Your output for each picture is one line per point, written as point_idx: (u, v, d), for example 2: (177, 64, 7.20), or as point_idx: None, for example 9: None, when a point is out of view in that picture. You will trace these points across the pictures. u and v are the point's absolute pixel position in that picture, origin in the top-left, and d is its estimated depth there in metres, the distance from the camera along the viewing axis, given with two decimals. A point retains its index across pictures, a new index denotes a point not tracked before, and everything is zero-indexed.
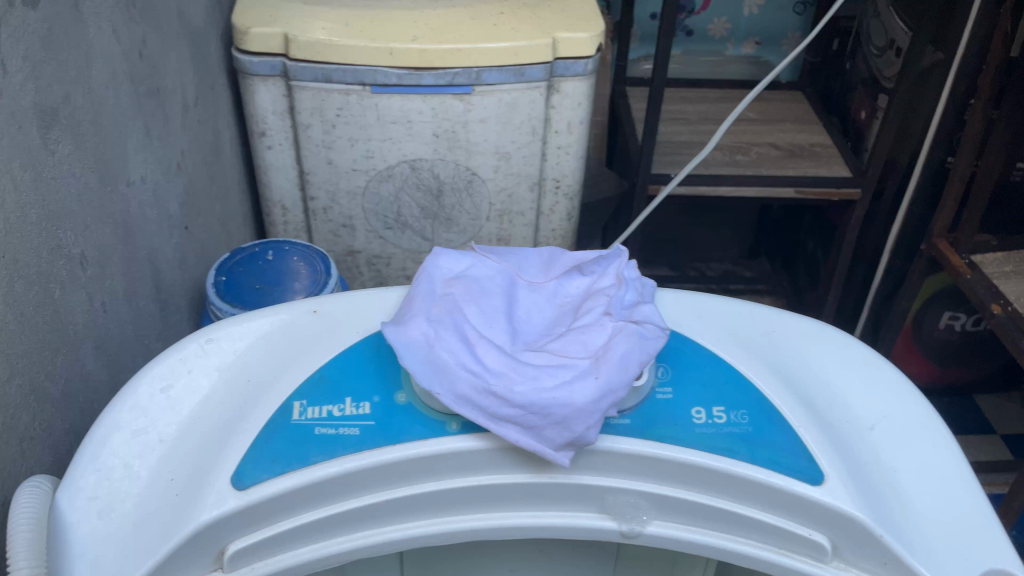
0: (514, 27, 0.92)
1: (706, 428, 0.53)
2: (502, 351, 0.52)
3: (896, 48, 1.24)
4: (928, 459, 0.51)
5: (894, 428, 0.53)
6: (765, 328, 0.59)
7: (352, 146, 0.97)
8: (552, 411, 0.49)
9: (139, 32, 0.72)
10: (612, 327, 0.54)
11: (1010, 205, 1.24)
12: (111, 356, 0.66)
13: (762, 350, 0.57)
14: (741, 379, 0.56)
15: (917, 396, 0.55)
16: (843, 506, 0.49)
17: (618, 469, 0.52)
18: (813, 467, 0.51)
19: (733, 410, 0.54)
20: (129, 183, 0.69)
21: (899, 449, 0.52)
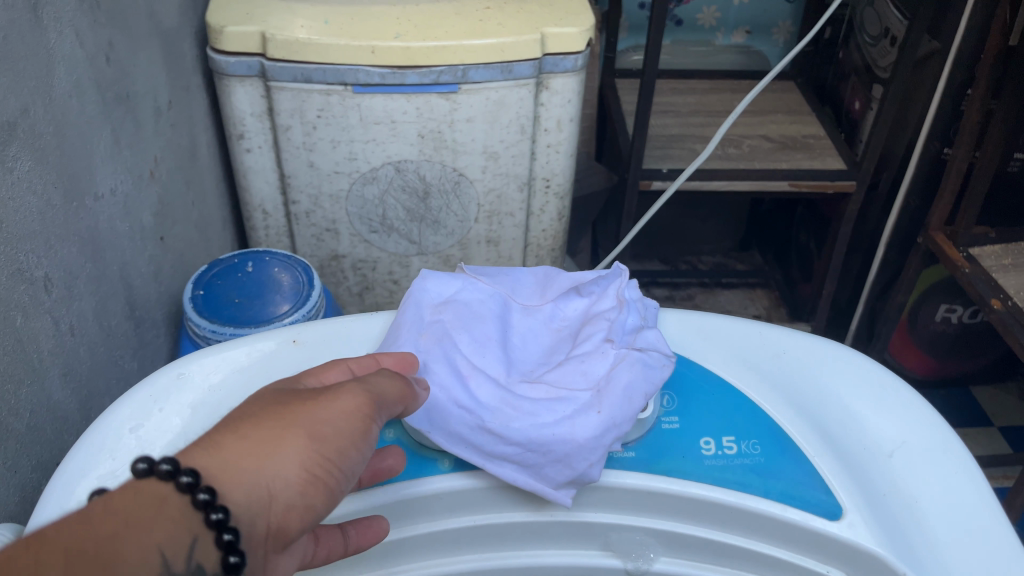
0: (501, 23, 0.89)
1: (715, 460, 0.53)
2: (497, 385, 0.53)
3: (891, 37, 1.21)
4: (948, 486, 0.50)
5: (912, 455, 0.52)
6: (775, 349, 0.58)
7: (334, 148, 0.94)
8: (552, 448, 0.50)
9: (105, 35, 0.68)
10: (609, 356, 0.54)
11: (1009, 197, 1.21)
12: (81, 383, 0.62)
13: (771, 374, 0.57)
14: (751, 406, 0.56)
15: (936, 417, 0.54)
16: (861, 541, 0.49)
17: (625, 506, 0.53)
18: (831, 501, 0.51)
19: (744, 440, 0.54)
20: (97, 196, 0.66)
21: (919, 476, 0.51)
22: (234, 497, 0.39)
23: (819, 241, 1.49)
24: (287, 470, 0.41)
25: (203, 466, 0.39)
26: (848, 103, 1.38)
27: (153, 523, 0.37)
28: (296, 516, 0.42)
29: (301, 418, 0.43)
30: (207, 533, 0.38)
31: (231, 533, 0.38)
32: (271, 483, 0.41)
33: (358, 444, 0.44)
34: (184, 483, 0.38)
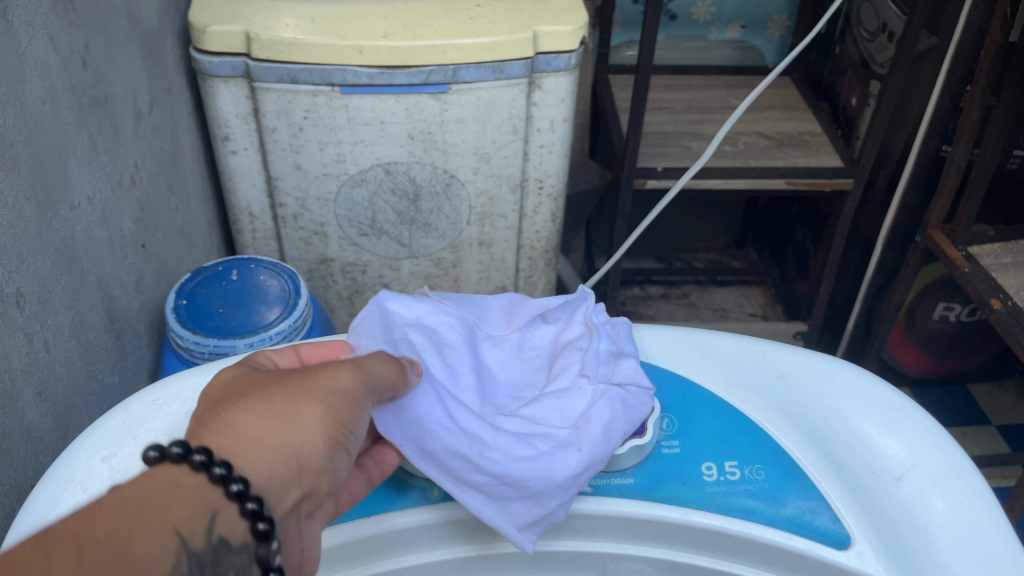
0: (492, 21, 0.86)
1: (717, 486, 0.52)
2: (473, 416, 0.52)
3: (889, 32, 1.19)
4: (959, 511, 0.48)
5: (922, 479, 0.50)
6: (781, 368, 0.57)
7: (322, 150, 0.91)
8: (528, 485, 0.50)
9: (81, 37, 0.66)
10: (588, 387, 0.54)
11: (1009, 194, 1.19)
12: (57, 401, 0.60)
13: (774, 395, 0.56)
14: (755, 430, 0.55)
15: (949, 441, 0.52)
16: (869, 572, 0.48)
17: (627, 535, 0.52)
18: (839, 529, 0.50)
19: (748, 465, 0.53)
20: (73, 205, 0.63)
21: (928, 501, 0.49)
22: (256, 466, 0.41)
23: (815, 239, 1.47)
24: (303, 436, 0.43)
25: (220, 449, 0.40)
26: (844, 98, 1.36)
27: (171, 504, 0.38)
28: (316, 480, 0.44)
29: (307, 391, 0.45)
30: (231, 504, 0.39)
31: (256, 502, 0.40)
32: (291, 449, 0.42)
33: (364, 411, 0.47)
34: (197, 462, 0.39)
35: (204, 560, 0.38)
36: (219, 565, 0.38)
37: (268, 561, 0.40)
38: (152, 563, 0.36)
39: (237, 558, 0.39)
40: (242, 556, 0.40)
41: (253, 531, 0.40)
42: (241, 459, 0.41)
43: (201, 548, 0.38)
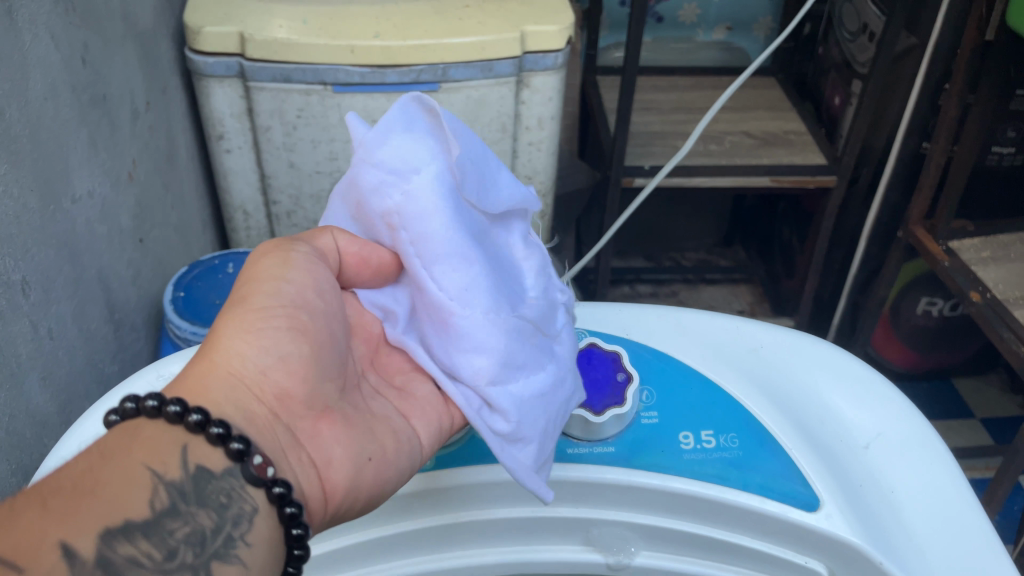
0: (480, 21, 0.89)
1: (694, 453, 0.54)
2: (484, 300, 0.51)
3: (869, 32, 1.21)
4: (922, 475, 0.52)
5: (888, 446, 0.54)
6: (753, 344, 0.60)
7: (315, 147, 0.93)
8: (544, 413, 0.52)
9: (81, 37, 0.68)
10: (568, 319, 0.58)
11: (986, 191, 1.21)
12: (60, 387, 0.62)
13: (749, 367, 0.59)
14: (730, 401, 0.57)
15: (914, 412, 0.56)
16: (838, 532, 0.51)
17: (603, 500, 0.54)
18: (808, 493, 0.52)
19: (723, 434, 0.55)
20: (74, 199, 0.65)
21: (894, 468, 0.53)
22: (209, 397, 0.45)
23: (801, 237, 1.50)
24: (238, 349, 0.47)
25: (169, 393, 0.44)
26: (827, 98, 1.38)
27: (135, 446, 0.41)
28: (277, 379, 0.48)
29: (225, 310, 0.49)
30: (197, 435, 0.43)
31: (219, 425, 0.43)
32: (230, 371, 0.47)
33: (283, 284, 0.50)
34: (151, 408, 0.42)
35: (185, 486, 0.41)
36: (203, 492, 0.41)
37: (258, 477, 0.43)
38: (123, 494, 0.38)
39: (223, 483, 0.42)
40: (230, 480, 0.43)
41: (230, 453, 0.43)
42: (193, 394, 0.45)
43: (177, 475, 0.41)
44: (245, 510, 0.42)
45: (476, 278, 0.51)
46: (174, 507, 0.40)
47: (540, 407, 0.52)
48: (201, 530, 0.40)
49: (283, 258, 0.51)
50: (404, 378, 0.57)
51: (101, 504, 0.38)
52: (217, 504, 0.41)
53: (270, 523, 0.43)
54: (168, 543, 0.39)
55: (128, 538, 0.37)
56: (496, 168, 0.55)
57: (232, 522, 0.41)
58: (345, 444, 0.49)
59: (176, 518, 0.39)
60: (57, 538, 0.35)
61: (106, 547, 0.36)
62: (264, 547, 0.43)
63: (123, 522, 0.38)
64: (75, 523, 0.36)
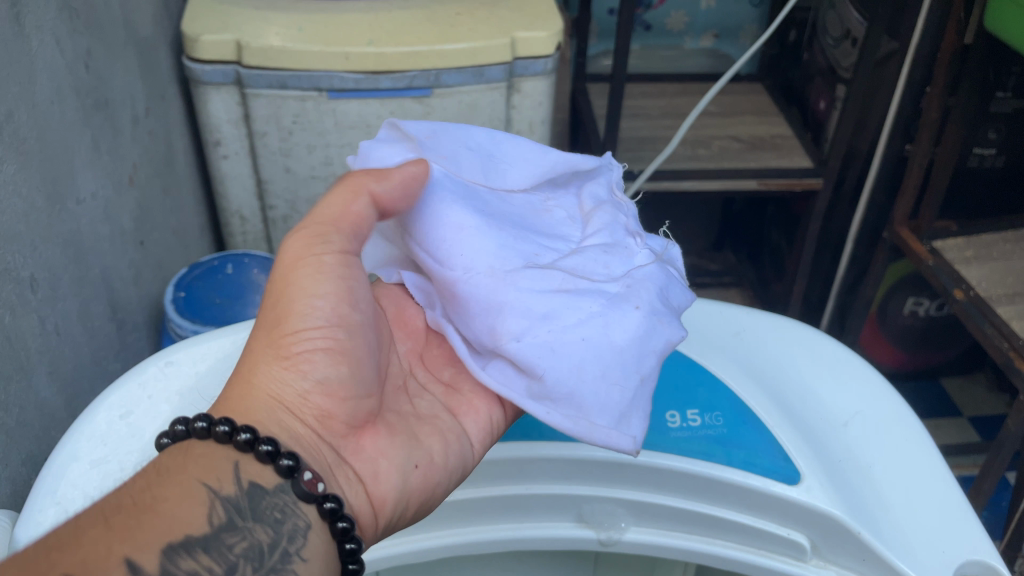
0: (471, 28, 0.91)
1: (680, 431, 0.57)
2: (483, 260, 0.53)
3: (852, 38, 1.23)
4: (898, 451, 0.56)
5: (866, 423, 0.58)
6: (736, 328, 0.64)
7: (311, 153, 0.95)
8: (583, 352, 0.50)
9: (84, 43, 0.70)
10: (659, 268, 0.55)
11: (968, 190, 1.21)
12: (66, 381, 0.64)
13: (733, 347, 0.63)
14: (713, 380, 0.60)
15: (900, 405, 0.59)
16: (818, 504, 0.53)
17: (595, 476, 0.56)
18: (790, 467, 0.55)
19: (708, 413, 0.58)
20: (79, 200, 0.67)
21: (871, 445, 0.56)
22: (253, 416, 0.48)
23: (789, 240, 1.52)
24: (277, 375, 0.49)
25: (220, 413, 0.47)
26: (812, 103, 1.40)
27: (189, 465, 0.43)
28: (317, 400, 0.50)
29: (259, 338, 0.51)
30: (248, 454, 0.45)
31: (268, 443, 0.45)
32: (272, 394, 0.49)
33: (316, 294, 0.50)
34: (201, 429, 0.45)
35: (240, 501, 0.43)
36: (258, 509, 0.43)
37: (309, 493, 0.45)
38: (183, 511, 0.40)
39: (276, 499, 0.44)
40: (282, 496, 0.45)
41: (280, 470, 0.45)
42: (237, 418, 0.48)
43: (232, 491, 0.43)
44: (299, 527, 0.44)
45: (473, 241, 0.53)
46: (231, 522, 0.42)
47: (581, 355, 0.50)
48: (259, 544, 0.42)
49: (315, 270, 0.51)
50: (452, 374, 0.60)
51: (163, 520, 0.39)
52: (272, 519, 0.43)
53: (325, 538, 0.45)
54: (228, 557, 0.40)
55: (189, 553, 0.39)
56: (510, 145, 0.60)
57: (287, 538, 0.43)
58: (389, 455, 0.51)
59: (234, 533, 0.41)
60: (123, 552, 0.37)
61: (169, 562, 0.38)
62: (321, 559, 0.44)
63: (184, 538, 0.39)
64: (139, 539, 0.38)
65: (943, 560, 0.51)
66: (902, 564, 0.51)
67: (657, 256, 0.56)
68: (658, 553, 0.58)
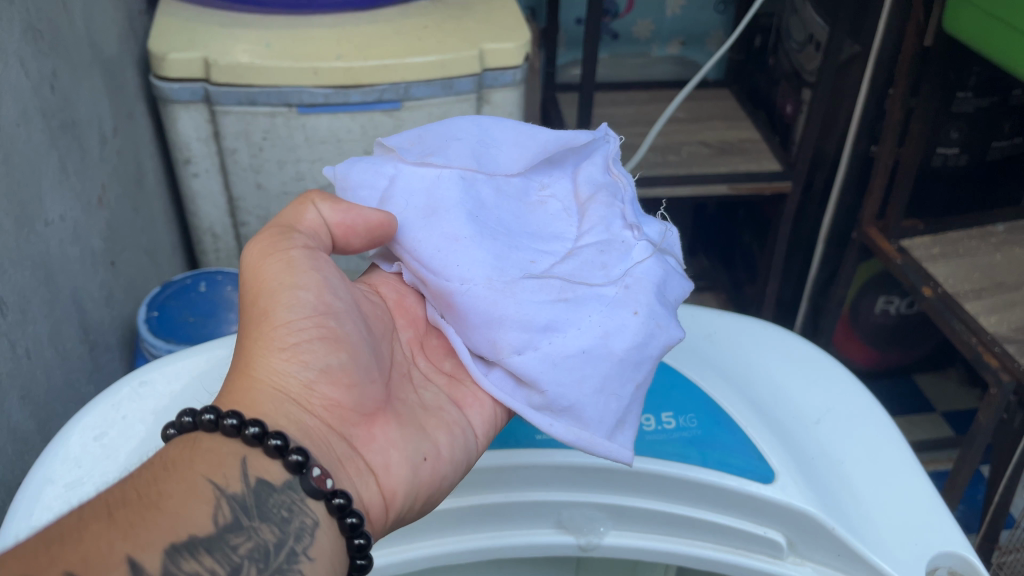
0: (439, 40, 0.92)
1: (655, 434, 0.58)
2: (480, 270, 0.54)
3: (816, 43, 1.24)
4: (869, 446, 0.57)
5: (836, 420, 0.59)
6: (706, 330, 0.65)
7: (282, 169, 0.95)
8: (581, 368, 0.51)
9: (49, 65, 0.70)
10: (657, 263, 0.55)
11: (935, 189, 1.23)
12: (38, 405, 0.64)
13: (704, 348, 0.63)
14: (686, 382, 0.61)
15: (867, 396, 0.61)
16: (792, 501, 0.54)
17: (574, 481, 0.56)
18: (763, 466, 0.56)
19: (682, 415, 0.59)
20: (47, 222, 0.67)
21: (841, 440, 0.58)
22: (260, 410, 0.47)
23: (762, 243, 1.53)
24: (278, 365, 0.49)
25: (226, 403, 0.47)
26: (779, 106, 1.41)
27: (195, 461, 0.43)
28: (324, 388, 0.50)
29: (250, 330, 0.51)
30: (256, 447, 0.45)
31: (277, 437, 0.45)
32: (275, 385, 0.49)
33: (303, 293, 0.51)
34: (207, 421, 0.45)
35: (247, 499, 0.43)
36: (265, 507, 0.43)
37: (319, 489, 0.45)
38: (186, 508, 0.40)
39: (284, 496, 0.44)
40: (290, 493, 0.45)
41: (290, 465, 0.45)
42: (244, 410, 0.47)
43: (238, 489, 0.43)
44: (308, 523, 0.44)
45: (469, 252, 0.54)
46: (236, 522, 0.41)
47: (581, 367, 0.51)
48: (265, 544, 0.42)
49: (289, 265, 0.52)
50: (453, 364, 0.59)
51: (166, 518, 0.39)
52: (279, 518, 0.43)
53: (332, 535, 0.45)
54: (232, 558, 0.40)
55: (192, 553, 0.38)
56: (500, 132, 0.61)
57: (295, 536, 0.43)
58: (398, 446, 0.51)
59: (239, 533, 0.41)
60: (125, 550, 0.36)
61: (171, 563, 0.37)
62: (329, 558, 0.44)
63: (188, 538, 0.39)
64: (142, 536, 0.37)
65: (917, 552, 0.53)
66: (876, 558, 0.52)
67: (655, 248, 0.56)
68: (635, 557, 0.58)
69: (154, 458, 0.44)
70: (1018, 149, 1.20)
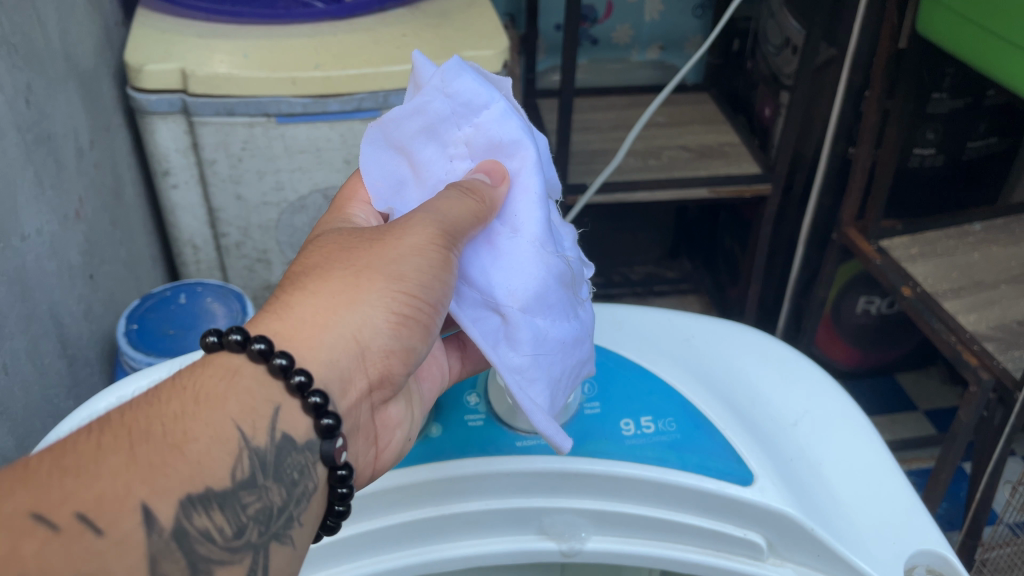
0: (417, 49, 0.92)
1: (635, 439, 0.58)
2: (540, 228, 0.53)
3: (792, 46, 1.25)
4: (849, 447, 0.58)
5: (814, 422, 0.59)
6: (685, 334, 0.65)
7: (261, 179, 0.95)
8: (555, 357, 0.54)
9: (23, 78, 0.69)
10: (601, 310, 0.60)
11: (914, 189, 1.23)
12: (16, 421, 0.63)
13: (684, 353, 0.64)
14: (665, 388, 0.61)
15: (844, 396, 0.61)
16: (770, 502, 0.54)
17: (553, 488, 0.56)
18: (742, 469, 0.56)
19: (661, 419, 0.59)
20: (23, 236, 0.66)
21: (820, 442, 0.58)
22: (322, 355, 0.46)
23: (743, 245, 1.54)
24: (373, 322, 0.48)
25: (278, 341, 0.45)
26: (758, 110, 1.42)
27: (229, 399, 0.42)
28: (388, 363, 0.50)
29: (377, 271, 0.49)
30: (293, 397, 0.44)
31: (318, 396, 0.44)
32: (357, 335, 0.48)
33: (442, 285, 0.51)
34: (257, 352, 0.43)
35: (267, 455, 0.42)
36: (282, 466, 0.43)
37: (332, 457, 0.46)
38: (209, 455, 0.39)
39: (301, 456, 0.44)
40: (307, 454, 0.45)
41: (319, 428, 0.45)
42: (319, 352, 0.46)
43: (262, 442, 0.42)
44: (309, 489, 0.45)
45: (530, 207, 0.53)
46: (252, 479, 0.41)
47: (555, 352, 0.54)
48: (271, 506, 0.42)
49: (452, 245, 0.51)
50: None
51: (187, 464, 0.38)
52: (290, 480, 0.44)
53: (322, 503, 0.46)
54: (240, 518, 0.41)
55: (205, 505, 0.39)
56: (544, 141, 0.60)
57: (296, 501, 0.44)
58: (402, 425, 0.55)
59: (252, 491, 0.41)
60: (140, 495, 0.36)
61: (183, 516, 0.38)
62: (314, 519, 0.46)
63: (204, 489, 0.39)
64: (159, 483, 0.37)
65: (896, 551, 0.53)
66: (855, 557, 0.53)
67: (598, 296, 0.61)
68: (616, 562, 0.58)
69: (185, 379, 0.42)
70: (993, 148, 1.21)
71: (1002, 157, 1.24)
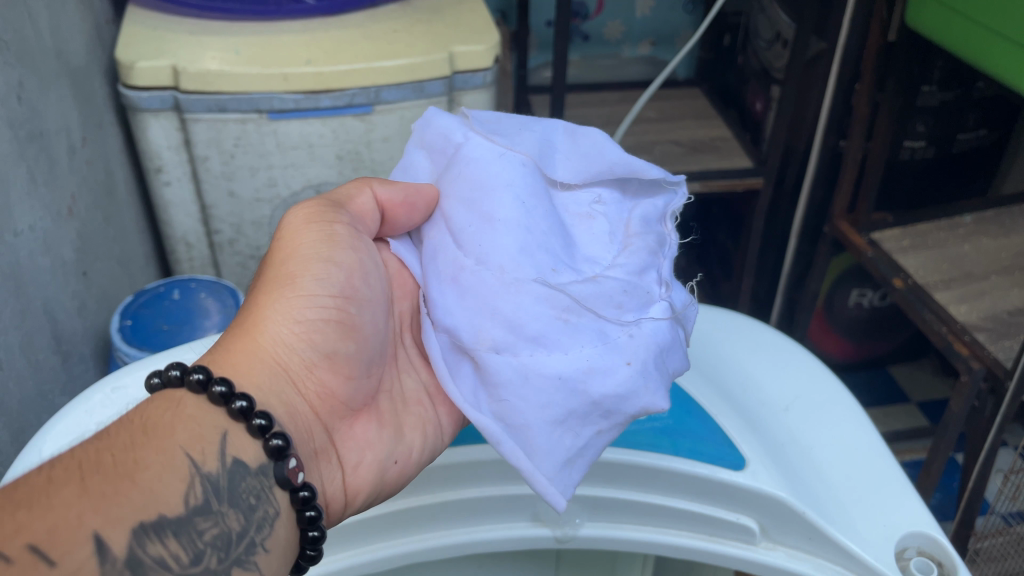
0: (409, 43, 0.92)
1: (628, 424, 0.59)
2: (496, 258, 0.51)
3: (783, 41, 1.26)
4: (836, 431, 0.58)
5: (803, 406, 0.60)
6: None
7: (254, 175, 0.95)
8: (552, 398, 0.48)
9: (15, 75, 0.69)
10: (670, 327, 0.50)
11: (903, 182, 1.24)
12: (10, 415, 0.64)
13: None
14: None
15: (855, 408, 0.60)
16: (760, 485, 0.55)
17: None
18: (734, 454, 0.57)
19: None
20: (16, 232, 0.66)
21: (810, 427, 0.59)
22: (252, 376, 0.49)
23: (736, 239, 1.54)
24: (284, 336, 0.51)
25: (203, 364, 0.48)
26: (750, 104, 1.42)
27: (177, 428, 0.44)
28: (321, 374, 0.52)
29: (273, 285, 0.53)
30: (239, 423, 0.46)
31: (261, 417, 0.46)
32: (274, 355, 0.51)
33: (334, 272, 0.54)
34: (196, 382, 0.46)
35: (219, 480, 0.43)
36: (236, 492, 0.44)
37: (288, 479, 0.47)
38: (161, 484, 0.41)
39: (255, 482, 0.45)
40: (262, 479, 0.46)
41: (269, 449, 0.46)
42: (239, 370, 0.49)
43: (214, 468, 0.43)
44: (269, 515, 0.45)
45: (495, 236, 0.51)
46: (206, 505, 0.42)
47: (548, 392, 0.49)
48: (229, 532, 0.43)
49: (325, 238, 0.55)
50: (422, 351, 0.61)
51: (140, 493, 0.39)
52: (246, 505, 0.44)
53: (290, 524, 0.47)
54: (196, 545, 0.41)
55: (159, 533, 0.39)
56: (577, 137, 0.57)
57: (256, 526, 0.44)
58: (374, 448, 0.54)
59: (208, 518, 0.42)
60: (92, 525, 0.37)
61: (137, 544, 0.38)
62: (283, 545, 0.46)
63: (157, 517, 0.40)
64: (112, 512, 0.38)
65: (885, 533, 0.54)
66: (845, 539, 0.54)
67: (674, 311, 0.51)
68: (611, 547, 0.59)
69: (133, 414, 0.44)
70: (983, 140, 1.22)
71: (991, 148, 1.25)
